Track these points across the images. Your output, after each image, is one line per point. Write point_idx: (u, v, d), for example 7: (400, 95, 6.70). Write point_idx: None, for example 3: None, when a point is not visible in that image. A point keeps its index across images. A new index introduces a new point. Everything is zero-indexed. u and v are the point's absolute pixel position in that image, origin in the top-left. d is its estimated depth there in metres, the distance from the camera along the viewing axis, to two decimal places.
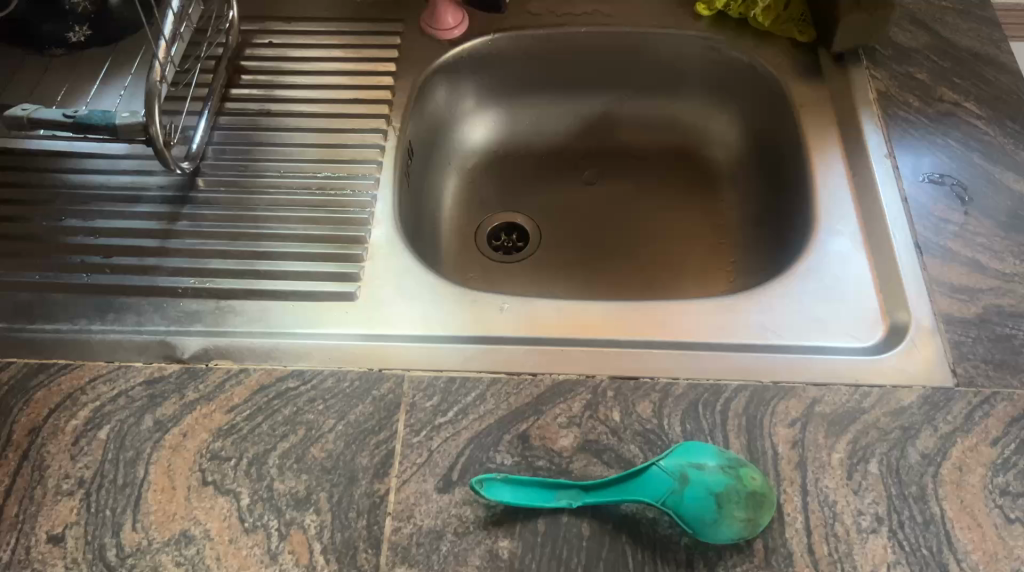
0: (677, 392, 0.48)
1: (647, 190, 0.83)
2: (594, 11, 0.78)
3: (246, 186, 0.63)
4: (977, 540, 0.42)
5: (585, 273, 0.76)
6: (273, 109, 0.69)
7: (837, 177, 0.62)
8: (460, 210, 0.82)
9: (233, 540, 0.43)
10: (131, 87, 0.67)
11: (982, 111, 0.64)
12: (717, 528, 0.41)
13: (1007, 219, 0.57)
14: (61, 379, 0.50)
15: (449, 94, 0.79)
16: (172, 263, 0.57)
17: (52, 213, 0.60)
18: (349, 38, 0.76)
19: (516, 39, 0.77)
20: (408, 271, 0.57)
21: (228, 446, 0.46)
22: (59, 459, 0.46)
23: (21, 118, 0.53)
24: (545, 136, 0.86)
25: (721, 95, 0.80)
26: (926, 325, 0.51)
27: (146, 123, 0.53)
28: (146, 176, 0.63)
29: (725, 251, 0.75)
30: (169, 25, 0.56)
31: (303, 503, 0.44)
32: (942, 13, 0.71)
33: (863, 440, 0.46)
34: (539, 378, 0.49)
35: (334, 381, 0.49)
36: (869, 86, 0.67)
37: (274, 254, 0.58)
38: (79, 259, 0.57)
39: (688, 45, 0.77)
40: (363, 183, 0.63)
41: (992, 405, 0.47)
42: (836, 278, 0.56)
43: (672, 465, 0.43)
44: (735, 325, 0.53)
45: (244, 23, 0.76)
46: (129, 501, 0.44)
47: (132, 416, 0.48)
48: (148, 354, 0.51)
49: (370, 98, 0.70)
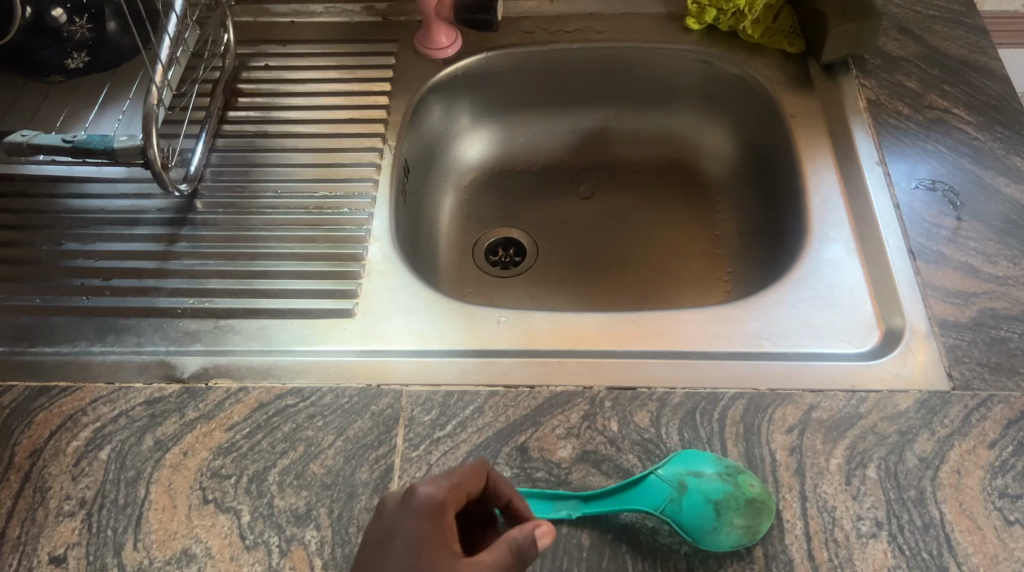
0: (675, 400, 0.48)
1: (643, 202, 0.83)
2: (585, 27, 0.79)
3: (244, 207, 0.64)
4: (977, 543, 0.42)
5: (582, 285, 0.77)
6: (270, 130, 0.70)
7: (830, 184, 0.63)
8: (457, 227, 0.82)
9: (233, 557, 0.43)
10: (129, 112, 0.68)
11: (971, 117, 0.64)
12: (716, 536, 0.42)
13: (1000, 223, 0.57)
14: (62, 402, 0.50)
15: (444, 113, 0.80)
16: (171, 284, 0.58)
17: (52, 237, 0.61)
18: (343, 59, 0.77)
19: (510, 56, 0.78)
20: (405, 287, 0.57)
21: (228, 464, 0.47)
22: (60, 481, 0.46)
23: (19, 143, 0.53)
24: (540, 151, 0.86)
25: (714, 106, 0.80)
26: (920, 329, 0.52)
27: (143, 146, 0.53)
28: (145, 199, 0.64)
29: (721, 261, 0.76)
30: (166, 49, 0.57)
31: (304, 519, 0.44)
32: (930, 22, 0.72)
33: (860, 445, 0.46)
34: (536, 390, 0.49)
35: (332, 397, 0.49)
36: (858, 94, 0.67)
37: (273, 273, 0.58)
38: (79, 282, 0.58)
39: (679, 59, 0.78)
40: (359, 202, 0.64)
41: (989, 408, 0.47)
42: (830, 285, 0.56)
43: (670, 473, 0.44)
44: (731, 334, 0.53)
45: (240, 47, 0.78)
46: (130, 521, 0.45)
47: (132, 436, 0.48)
48: (148, 374, 0.52)
49: (367, 117, 0.71)
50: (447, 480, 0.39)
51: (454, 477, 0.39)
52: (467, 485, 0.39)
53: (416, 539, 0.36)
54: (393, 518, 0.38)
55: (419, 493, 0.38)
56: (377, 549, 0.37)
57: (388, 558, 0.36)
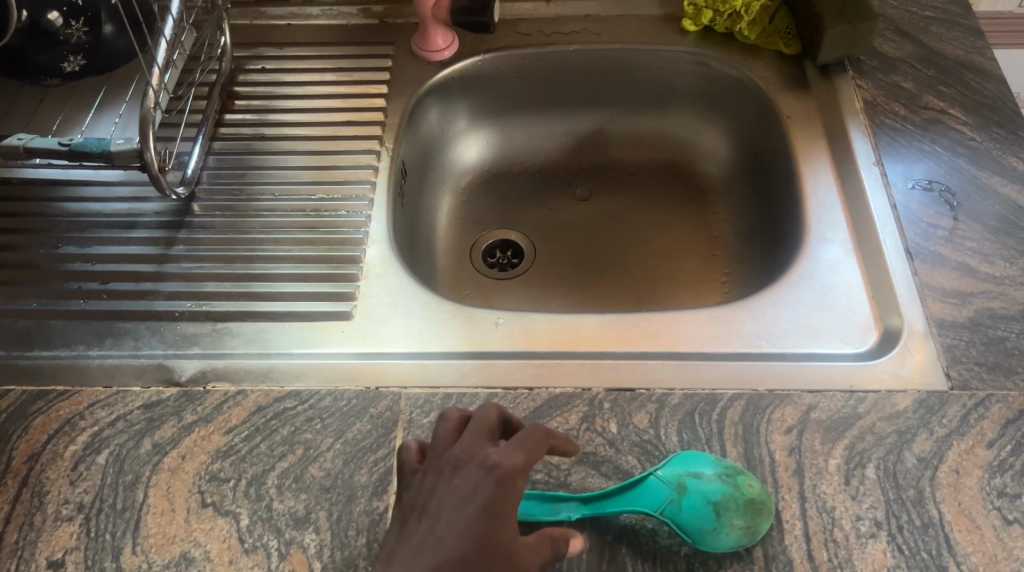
0: (673, 401, 0.48)
1: (640, 204, 0.84)
2: (582, 29, 0.79)
3: (241, 210, 0.63)
4: (977, 543, 0.42)
5: (581, 287, 0.77)
6: (267, 133, 0.70)
7: (827, 185, 0.63)
8: (455, 229, 0.82)
9: (233, 560, 0.43)
10: (125, 114, 0.68)
11: (967, 118, 0.65)
12: (715, 536, 0.41)
13: (996, 223, 0.57)
14: (59, 406, 0.50)
15: (442, 115, 0.80)
16: (169, 287, 0.57)
17: (49, 241, 0.61)
18: (340, 61, 0.77)
19: (507, 58, 0.78)
20: (403, 289, 0.57)
21: (227, 467, 0.46)
22: (58, 485, 0.46)
23: (16, 147, 0.53)
24: (538, 153, 0.86)
25: (711, 108, 0.81)
26: (918, 329, 0.52)
27: (141, 149, 0.53)
28: (142, 203, 0.64)
29: (718, 262, 0.76)
30: (162, 52, 0.57)
31: (303, 522, 0.44)
32: (926, 23, 0.73)
33: (859, 446, 0.46)
34: (535, 392, 0.49)
35: (331, 400, 0.49)
36: (855, 95, 0.68)
37: (270, 276, 0.58)
38: (76, 286, 0.58)
39: (676, 61, 0.78)
40: (357, 204, 0.64)
41: (987, 407, 0.47)
42: (828, 286, 0.56)
43: (670, 474, 0.44)
44: (729, 335, 0.53)
45: (237, 50, 0.78)
46: (128, 525, 0.44)
47: (130, 439, 0.48)
48: (145, 378, 0.51)
49: (364, 120, 0.71)
50: (525, 452, 0.40)
51: (528, 447, 0.41)
52: (537, 457, 0.41)
53: (490, 503, 0.38)
54: (469, 477, 0.39)
55: (500, 462, 0.40)
56: (445, 503, 0.38)
57: (462, 519, 0.37)
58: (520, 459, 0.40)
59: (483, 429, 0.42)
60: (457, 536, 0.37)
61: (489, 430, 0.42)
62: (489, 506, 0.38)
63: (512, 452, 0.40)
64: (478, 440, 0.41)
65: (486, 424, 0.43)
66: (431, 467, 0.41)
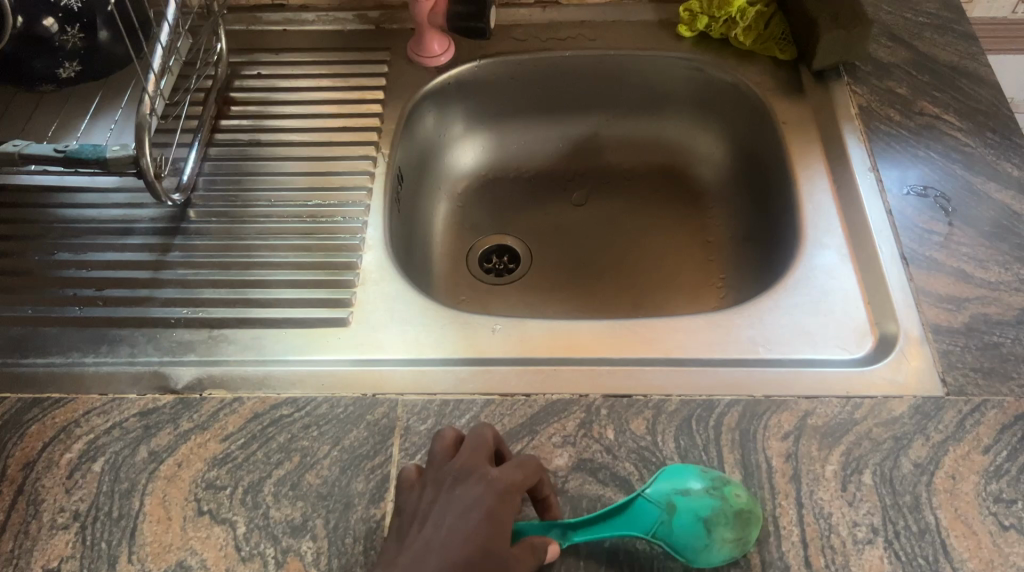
0: (671, 408, 0.48)
1: (637, 209, 0.84)
2: (577, 35, 0.79)
3: (237, 216, 0.63)
4: (973, 549, 0.42)
5: (577, 292, 0.77)
6: (263, 139, 0.70)
7: (823, 191, 0.63)
8: (451, 234, 0.82)
9: (229, 569, 0.43)
10: (121, 121, 0.68)
11: (961, 123, 0.65)
12: (708, 552, 0.41)
13: (991, 228, 0.57)
14: (55, 413, 0.50)
15: (438, 121, 0.80)
16: (164, 294, 0.57)
17: (44, 248, 0.60)
18: (336, 67, 0.77)
19: (503, 63, 0.78)
20: (400, 295, 0.57)
21: (223, 475, 0.46)
22: (53, 493, 0.46)
23: (11, 153, 0.53)
24: (534, 158, 0.86)
25: (707, 113, 0.81)
26: (914, 335, 0.52)
27: (136, 156, 0.53)
28: (137, 208, 0.64)
29: (713, 267, 0.76)
30: (159, 59, 0.57)
31: (299, 530, 0.44)
32: (920, 28, 0.73)
33: (855, 451, 0.46)
34: (532, 398, 0.49)
35: (328, 407, 0.49)
36: (850, 101, 0.68)
37: (266, 282, 0.58)
38: (71, 292, 0.57)
39: (671, 66, 0.78)
40: (353, 210, 0.64)
41: (983, 413, 0.47)
42: (824, 291, 0.56)
43: (658, 493, 0.43)
44: (726, 340, 0.53)
45: (233, 55, 0.78)
46: (124, 534, 0.44)
47: (126, 447, 0.48)
48: (141, 386, 0.51)
49: (361, 126, 0.71)
50: (523, 472, 0.42)
51: (526, 467, 0.42)
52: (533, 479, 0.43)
53: (491, 515, 0.39)
54: (470, 489, 0.40)
55: (499, 477, 0.41)
56: (446, 512, 0.39)
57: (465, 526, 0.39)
58: (518, 477, 0.41)
59: (481, 447, 0.43)
60: (460, 543, 0.38)
61: (487, 448, 0.43)
62: (489, 518, 0.39)
63: (511, 470, 0.42)
64: (476, 457, 0.42)
65: (483, 442, 0.43)
66: (430, 480, 0.41)
